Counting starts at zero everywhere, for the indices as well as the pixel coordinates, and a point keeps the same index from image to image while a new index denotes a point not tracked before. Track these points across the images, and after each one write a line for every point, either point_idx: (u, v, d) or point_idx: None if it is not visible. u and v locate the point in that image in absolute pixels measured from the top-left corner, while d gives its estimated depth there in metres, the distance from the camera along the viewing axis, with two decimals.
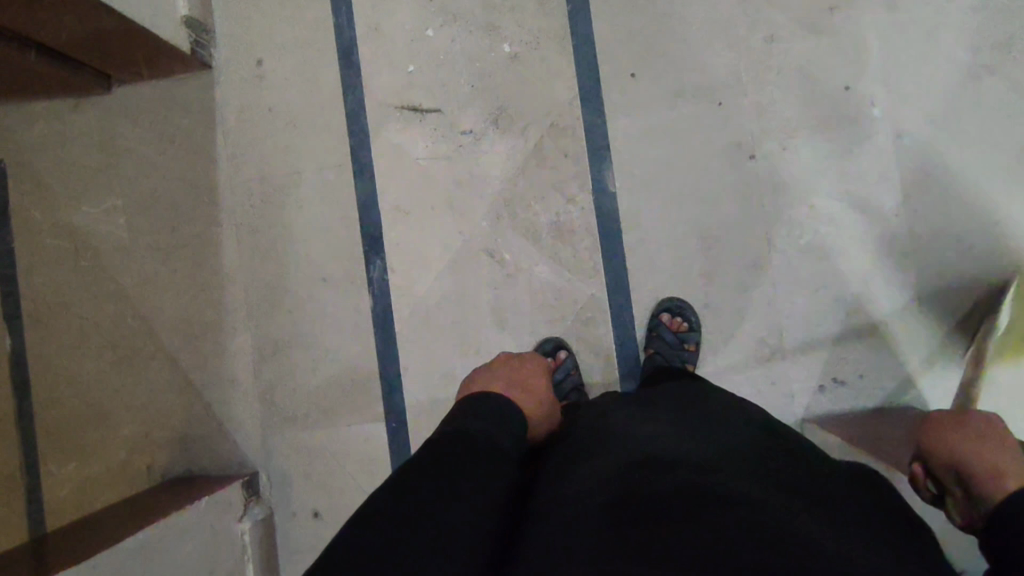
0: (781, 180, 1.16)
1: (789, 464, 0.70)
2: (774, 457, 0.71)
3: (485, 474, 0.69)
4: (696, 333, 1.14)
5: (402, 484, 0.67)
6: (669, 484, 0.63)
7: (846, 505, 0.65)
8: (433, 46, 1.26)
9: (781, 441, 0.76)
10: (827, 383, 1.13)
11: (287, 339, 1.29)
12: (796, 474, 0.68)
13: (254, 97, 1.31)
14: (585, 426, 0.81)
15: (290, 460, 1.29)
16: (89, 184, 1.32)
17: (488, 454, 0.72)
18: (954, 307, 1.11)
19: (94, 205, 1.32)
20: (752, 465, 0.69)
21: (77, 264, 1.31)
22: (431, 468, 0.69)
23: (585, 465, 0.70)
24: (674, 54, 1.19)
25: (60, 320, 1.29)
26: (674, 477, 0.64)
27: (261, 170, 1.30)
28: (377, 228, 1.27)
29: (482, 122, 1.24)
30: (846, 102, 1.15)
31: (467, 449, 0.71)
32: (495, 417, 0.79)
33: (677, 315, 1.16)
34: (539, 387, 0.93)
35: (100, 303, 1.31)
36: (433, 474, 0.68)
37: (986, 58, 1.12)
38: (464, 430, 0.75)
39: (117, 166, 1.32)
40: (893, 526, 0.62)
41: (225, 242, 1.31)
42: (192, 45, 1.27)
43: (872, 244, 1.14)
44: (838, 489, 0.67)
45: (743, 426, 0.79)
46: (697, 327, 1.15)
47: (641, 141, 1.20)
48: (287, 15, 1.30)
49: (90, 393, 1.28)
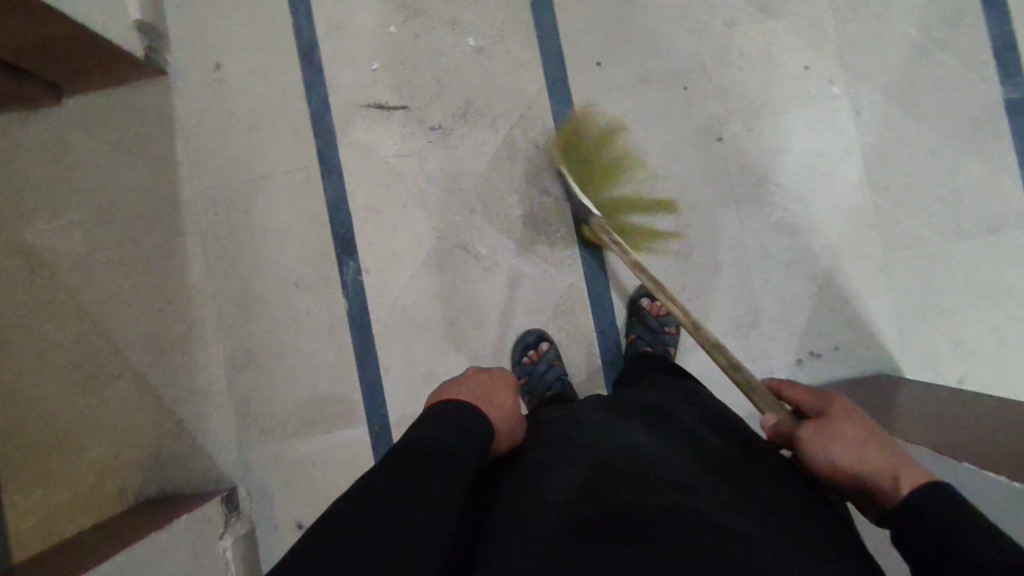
0: (749, 161, 1.18)
1: (752, 474, 0.70)
2: (740, 467, 0.71)
3: (450, 487, 0.66)
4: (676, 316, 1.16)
5: (361, 495, 0.64)
6: (637, 505, 0.61)
7: (797, 512, 0.66)
8: (396, 43, 1.24)
9: (749, 443, 0.77)
10: (805, 357, 1.15)
11: (260, 349, 1.26)
12: (760, 480, 0.70)
13: (212, 102, 1.27)
14: (569, 423, 0.81)
15: (270, 472, 1.25)
16: (41, 199, 1.27)
17: (453, 462, 0.69)
18: (917, 273, 1.15)
19: (47, 220, 1.27)
20: (717, 479, 0.67)
21: (31, 282, 1.26)
22: (393, 478, 0.66)
23: (549, 482, 0.67)
24: (638, 41, 1.21)
25: (17, 344, 1.25)
26: (641, 496, 0.62)
27: (223, 177, 1.27)
28: (348, 229, 1.25)
29: (450, 117, 1.23)
30: (806, 82, 1.18)
31: (434, 454, 0.69)
32: (457, 428, 0.74)
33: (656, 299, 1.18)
34: (504, 398, 0.86)
35: (60, 322, 1.25)
36: (397, 485, 0.65)
37: (934, 34, 1.16)
38: (429, 436, 0.72)
39: (70, 178, 1.27)
40: (838, 548, 0.62)
41: (190, 251, 1.27)
42: (147, 51, 1.23)
43: (837, 218, 1.16)
44: (793, 506, 0.67)
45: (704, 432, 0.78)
46: None
47: (609, 128, 1.21)
48: (245, 18, 1.28)
49: (54, 418, 1.24)
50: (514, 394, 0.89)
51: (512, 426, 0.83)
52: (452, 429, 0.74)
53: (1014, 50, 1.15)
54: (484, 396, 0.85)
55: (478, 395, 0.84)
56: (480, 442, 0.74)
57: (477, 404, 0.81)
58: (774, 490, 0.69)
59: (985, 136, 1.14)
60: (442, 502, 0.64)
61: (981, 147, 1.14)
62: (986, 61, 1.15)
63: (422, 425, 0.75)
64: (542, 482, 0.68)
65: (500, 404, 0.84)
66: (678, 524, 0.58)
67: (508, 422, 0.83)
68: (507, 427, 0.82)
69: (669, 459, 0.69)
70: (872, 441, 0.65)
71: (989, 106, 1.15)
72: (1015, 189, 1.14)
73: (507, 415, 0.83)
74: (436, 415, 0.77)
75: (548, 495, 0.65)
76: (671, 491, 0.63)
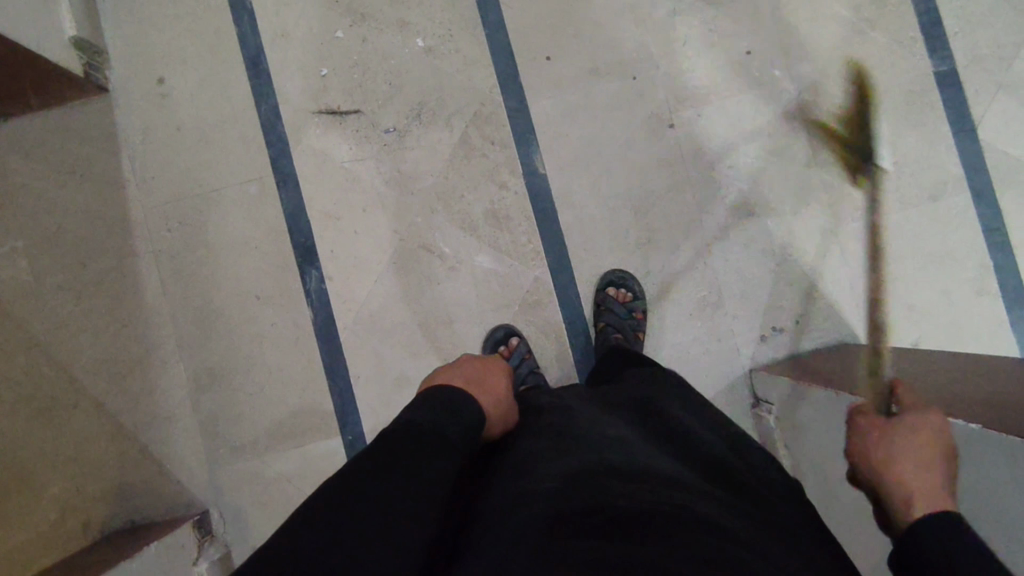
0: (701, 145, 1.21)
1: (735, 471, 0.71)
2: (724, 464, 0.72)
3: (434, 483, 0.65)
4: (642, 300, 1.17)
5: (345, 485, 0.63)
6: (624, 503, 0.61)
7: (773, 507, 0.67)
8: (344, 47, 1.23)
9: (727, 440, 0.78)
10: (768, 332, 1.18)
11: (225, 366, 1.23)
12: (739, 477, 0.71)
13: (158, 117, 1.24)
14: (551, 418, 0.81)
15: (243, 491, 1.22)
16: None
17: (440, 456, 0.68)
18: (868, 244, 1.19)
19: None
20: (702, 480, 0.68)
21: None
22: (379, 469, 0.65)
23: (535, 477, 0.67)
24: (585, 34, 1.23)
25: None
26: (627, 493, 0.62)
27: (174, 192, 1.24)
28: (308, 237, 1.23)
29: (404, 118, 1.23)
30: (749, 66, 1.22)
31: (421, 447, 0.68)
32: (451, 413, 0.75)
33: (621, 286, 1.18)
34: (498, 384, 0.87)
35: (7, 354, 1.19)
36: (381, 478, 0.64)
37: (865, 13, 1.21)
38: (418, 424, 0.71)
39: (11, 202, 1.22)
40: (811, 541, 0.63)
41: (145, 271, 1.23)
42: (84, 67, 1.20)
43: (790, 195, 1.20)
44: (772, 500, 0.68)
45: (687, 421, 0.80)
46: (641, 294, 1.18)
47: (564, 121, 1.22)
48: (186, 29, 1.25)
49: (8, 454, 1.16)
50: (506, 379, 0.90)
51: (504, 411, 0.84)
52: (445, 414, 0.74)
53: (940, 25, 1.21)
54: (480, 382, 0.85)
55: (471, 378, 0.84)
56: (466, 433, 0.74)
57: (471, 388, 0.82)
58: (753, 484, 0.70)
59: (920, 108, 1.20)
60: (427, 498, 0.64)
61: (916, 119, 1.20)
62: (915, 37, 1.21)
63: (415, 411, 0.74)
64: (528, 479, 0.67)
65: (494, 392, 0.84)
66: (664, 519, 0.59)
67: (501, 410, 0.84)
68: (500, 411, 0.83)
69: (655, 459, 0.70)
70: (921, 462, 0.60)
71: (921, 79, 1.20)
72: (951, 157, 1.19)
73: (500, 403, 0.84)
74: (429, 398, 0.77)
75: (534, 491, 0.64)
76: (657, 490, 0.63)
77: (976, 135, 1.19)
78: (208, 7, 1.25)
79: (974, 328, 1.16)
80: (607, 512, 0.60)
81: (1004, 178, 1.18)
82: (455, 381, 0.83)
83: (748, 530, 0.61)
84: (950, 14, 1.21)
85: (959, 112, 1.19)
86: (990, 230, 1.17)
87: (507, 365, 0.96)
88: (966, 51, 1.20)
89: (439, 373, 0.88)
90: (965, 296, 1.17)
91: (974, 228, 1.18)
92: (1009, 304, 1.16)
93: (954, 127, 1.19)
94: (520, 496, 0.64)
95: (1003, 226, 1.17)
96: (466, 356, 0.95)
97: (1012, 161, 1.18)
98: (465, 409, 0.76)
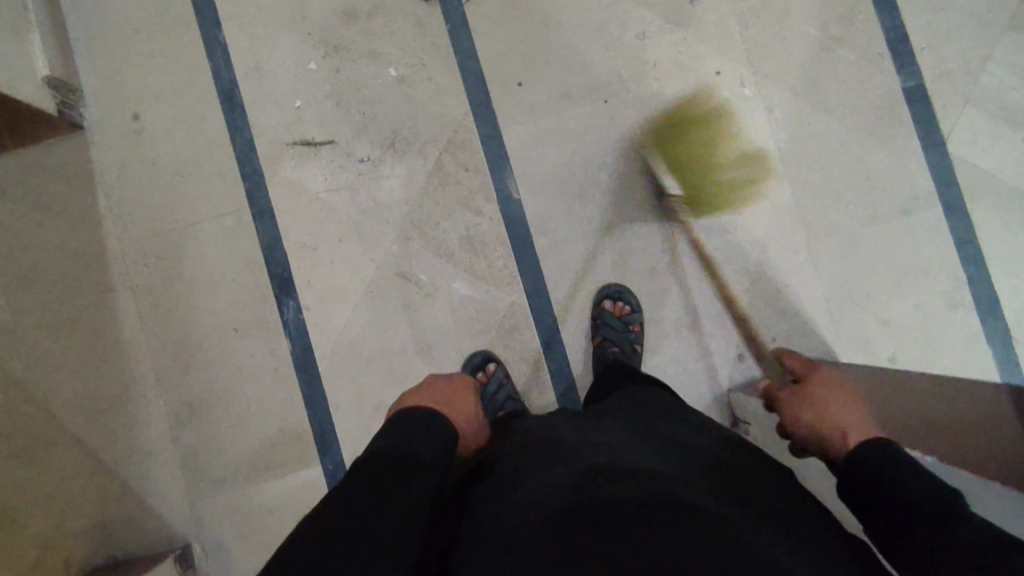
0: (674, 166, 1.22)
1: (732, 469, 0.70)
2: (723, 464, 0.70)
3: (407, 507, 0.65)
4: (639, 314, 1.18)
5: (313, 524, 0.62)
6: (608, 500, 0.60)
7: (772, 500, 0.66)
8: (317, 79, 1.24)
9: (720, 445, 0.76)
10: (745, 351, 1.19)
11: (204, 399, 1.23)
12: (738, 475, 0.69)
13: (134, 153, 1.25)
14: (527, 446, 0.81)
15: (225, 524, 1.21)
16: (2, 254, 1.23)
17: (409, 478, 0.68)
18: (840, 259, 1.19)
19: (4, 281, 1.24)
20: (699, 475, 0.67)
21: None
22: (347, 506, 0.64)
23: (516, 491, 0.67)
24: (555, 58, 1.23)
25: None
26: (614, 491, 0.61)
27: (150, 227, 1.24)
28: (285, 269, 1.23)
29: (378, 148, 1.23)
30: (719, 86, 1.22)
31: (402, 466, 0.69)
32: (424, 433, 0.77)
33: (618, 300, 1.19)
34: (468, 401, 0.92)
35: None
36: (351, 514, 0.63)
37: (833, 31, 1.22)
38: (383, 456, 0.71)
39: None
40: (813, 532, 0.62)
41: (121, 306, 1.23)
42: (59, 106, 1.20)
43: (763, 213, 1.20)
44: (773, 496, 0.67)
45: (660, 426, 0.79)
46: (638, 308, 1.19)
47: (536, 147, 1.23)
48: (160, 65, 1.26)
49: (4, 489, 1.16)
50: (477, 399, 0.94)
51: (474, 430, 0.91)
52: (413, 440, 0.75)
53: (907, 41, 1.22)
54: (454, 402, 0.89)
55: (447, 400, 0.88)
56: (434, 456, 0.74)
57: (449, 412, 0.86)
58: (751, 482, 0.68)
59: (890, 124, 1.21)
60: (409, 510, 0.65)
61: (885, 135, 1.20)
62: (883, 53, 1.22)
63: (393, 432, 0.76)
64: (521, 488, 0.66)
65: (467, 412, 0.89)
66: (649, 510, 0.58)
67: (473, 429, 0.90)
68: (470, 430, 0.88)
69: (647, 459, 0.68)
70: (856, 416, 0.76)
71: (890, 95, 1.21)
72: (921, 172, 1.20)
73: (473, 422, 0.90)
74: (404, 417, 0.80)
75: (519, 501, 0.65)
76: (633, 480, 0.62)
77: (946, 149, 1.20)
78: (181, 42, 1.26)
79: (951, 342, 1.17)
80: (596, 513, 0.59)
81: (974, 191, 1.19)
82: (431, 401, 0.86)
83: (734, 515, 0.60)
84: (916, 30, 1.22)
85: (928, 127, 1.20)
86: (963, 244, 1.18)
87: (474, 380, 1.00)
88: (934, 66, 1.21)
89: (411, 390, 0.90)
90: (939, 309, 1.18)
91: (946, 243, 1.18)
92: (982, 317, 1.17)
93: (923, 142, 1.20)
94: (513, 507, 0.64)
95: (975, 239, 1.18)
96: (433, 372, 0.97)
97: (982, 174, 1.19)
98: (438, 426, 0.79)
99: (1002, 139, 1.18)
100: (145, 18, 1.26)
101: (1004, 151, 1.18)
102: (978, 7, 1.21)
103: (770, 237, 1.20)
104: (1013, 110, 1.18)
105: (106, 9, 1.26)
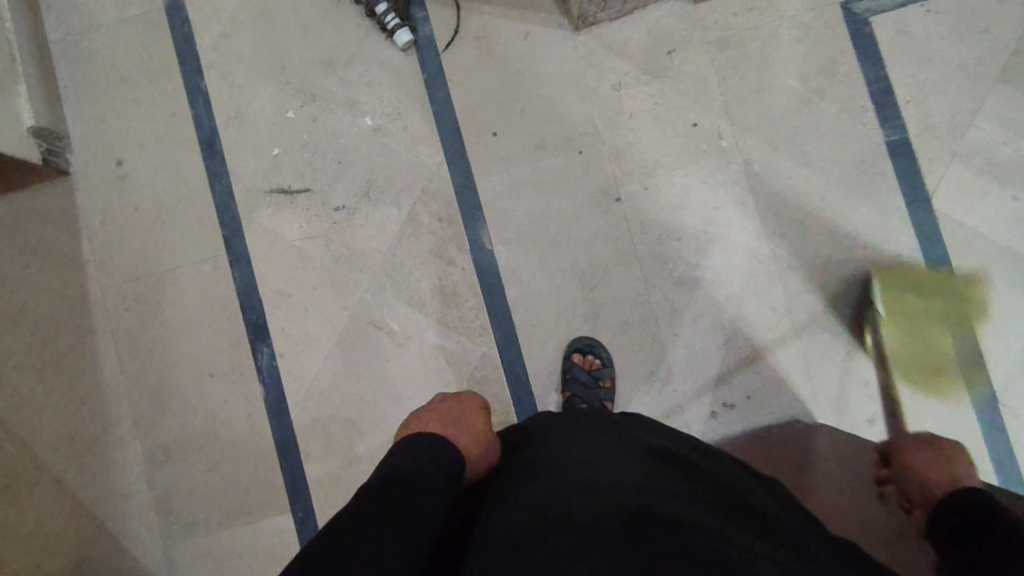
0: (649, 218, 1.20)
1: (723, 487, 0.69)
2: (710, 479, 0.70)
3: (407, 537, 0.63)
4: (609, 369, 1.16)
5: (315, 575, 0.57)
6: (602, 510, 0.59)
7: (769, 520, 0.65)
8: (296, 128, 1.26)
9: (703, 460, 0.75)
10: (718, 408, 1.16)
11: (179, 443, 1.24)
12: (727, 492, 0.68)
13: (117, 199, 1.28)
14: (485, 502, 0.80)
15: (195, 568, 1.22)
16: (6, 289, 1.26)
17: (402, 506, 0.66)
18: (820, 317, 1.16)
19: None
20: (687, 485, 0.67)
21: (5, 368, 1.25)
22: (341, 548, 0.60)
23: (508, 507, 0.67)
24: (530, 109, 1.23)
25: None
26: (607, 501, 0.61)
27: (132, 272, 1.27)
28: (260, 316, 1.25)
29: (354, 197, 1.24)
30: (697, 138, 1.21)
31: (403, 488, 0.68)
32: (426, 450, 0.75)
33: (588, 353, 1.17)
34: (473, 417, 0.87)
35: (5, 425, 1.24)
36: (349, 556, 0.59)
37: (814, 83, 1.20)
38: (381, 488, 0.68)
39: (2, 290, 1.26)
40: (825, 552, 0.62)
41: (102, 349, 1.26)
42: (44, 154, 1.24)
43: (738, 267, 1.18)
44: (782, 520, 0.66)
45: (654, 439, 0.77)
46: (609, 362, 1.17)
47: (510, 196, 1.22)
48: (144, 113, 1.28)
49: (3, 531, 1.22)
50: (487, 416, 0.89)
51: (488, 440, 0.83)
52: (415, 460, 0.73)
53: (891, 93, 1.19)
54: (455, 423, 0.85)
55: (448, 421, 0.85)
56: (446, 478, 0.73)
57: (446, 428, 0.82)
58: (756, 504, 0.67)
59: (874, 178, 1.18)
60: (411, 529, 0.64)
61: (867, 189, 1.18)
62: (866, 106, 1.19)
63: (395, 456, 0.75)
64: (521, 502, 0.66)
65: (471, 426, 0.84)
66: (642, 518, 0.58)
67: (482, 437, 0.82)
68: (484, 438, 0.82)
69: (626, 466, 0.68)
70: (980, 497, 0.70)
71: (871, 149, 1.18)
72: (905, 228, 1.16)
73: (480, 431, 0.83)
74: (406, 448, 0.76)
75: (517, 518, 0.63)
76: (625, 498, 0.61)
77: (931, 206, 1.16)
78: (165, 91, 1.28)
79: (934, 405, 1.13)
80: (594, 523, 0.58)
81: (960, 250, 1.15)
82: (429, 426, 0.84)
83: (728, 532, 0.59)
84: (901, 82, 1.18)
85: (913, 182, 1.17)
86: (948, 303, 1.15)
87: (485, 399, 0.96)
88: (919, 119, 1.18)
89: (415, 420, 0.89)
90: (921, 371, 1.14)
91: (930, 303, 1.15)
92: (969, 381, 1.13)
93: (907, 198, 1.17)
94: (515, 519, 0.63)
95: (960, 298, 1.15)
96: (444, 399, 0.96)
97: (969, 231, 1.15)
98: (431, 442, 0.77)
99: (989, 195, 1.15)
100: (130, 67, 1.29)
101: (991, 208, 1.15)
102: (967, 59, 1.17)
103: (747, 289, 1.18)
104: (1002, 166, 1.15)
105: (94, 59, 1.30)
